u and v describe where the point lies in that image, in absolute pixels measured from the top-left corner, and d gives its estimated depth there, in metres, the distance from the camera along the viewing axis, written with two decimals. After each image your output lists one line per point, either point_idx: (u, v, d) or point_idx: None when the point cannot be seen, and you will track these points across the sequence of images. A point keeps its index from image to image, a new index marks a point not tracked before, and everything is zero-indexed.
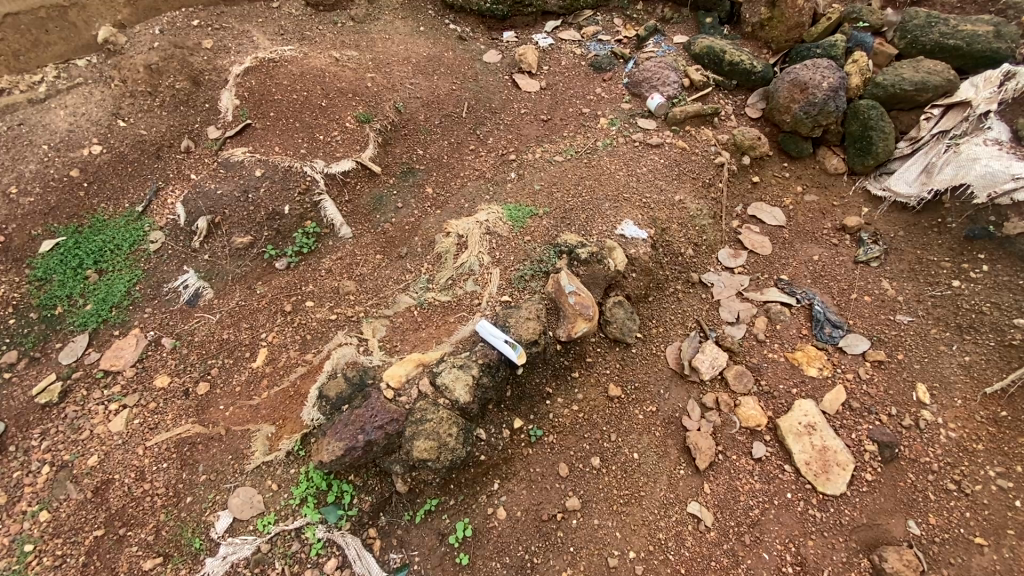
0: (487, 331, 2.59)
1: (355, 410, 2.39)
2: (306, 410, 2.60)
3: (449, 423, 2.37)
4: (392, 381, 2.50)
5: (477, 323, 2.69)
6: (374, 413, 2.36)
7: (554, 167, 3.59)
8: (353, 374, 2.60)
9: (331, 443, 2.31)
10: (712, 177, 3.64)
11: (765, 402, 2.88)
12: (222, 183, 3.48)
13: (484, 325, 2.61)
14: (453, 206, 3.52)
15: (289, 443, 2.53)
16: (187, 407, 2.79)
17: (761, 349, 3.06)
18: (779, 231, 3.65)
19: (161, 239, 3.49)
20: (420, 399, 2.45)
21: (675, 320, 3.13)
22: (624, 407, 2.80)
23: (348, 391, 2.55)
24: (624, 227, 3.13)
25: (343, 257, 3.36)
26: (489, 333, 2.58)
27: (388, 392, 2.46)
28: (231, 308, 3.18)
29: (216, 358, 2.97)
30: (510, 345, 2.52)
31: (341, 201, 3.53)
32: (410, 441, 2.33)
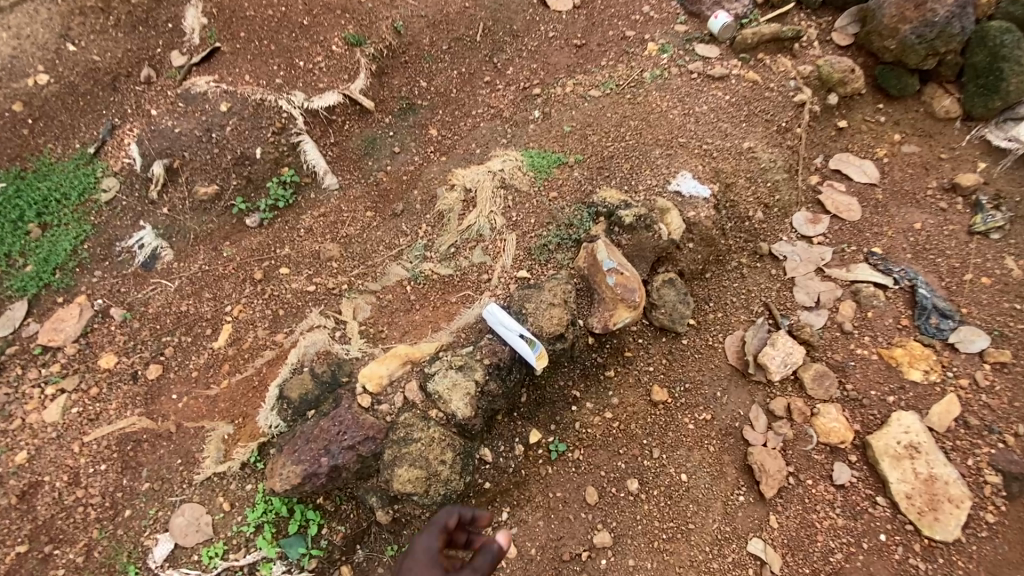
0: (496, 318, 1.99)
1: (320, 421, 1.86)
2: (262, 414, 2.03)
3: (442, 445, 1.84)
4: (369, 384, 1.93)
5: (485, 304, 2.09)
6: (344, 428, 1.83)
7: (589, 105, 2.87)
8: (323, 372, 2.04)
9: (287, 465, 1.80)
10: (789, 121, 2.87)
11: (851, 413, 2.26)
12: (179, 119, 2.81)
13: (493, 310, 2.00)
14: (461, 152, 2.88)
15: (245, 454, 1.99)
16: (135, 395, 2.32)
17: (847, 343, 2.40)
18: (870, 190, 2.90)
19: (115, 188, 2.93)
20: (404, 411, 1.89)
21: (738, 303, 2.47)
22: (670, 415, 2.19)
23: (316, 394, 2.01)
24: (679, 180, 2.36)
25: (327, 213, 2.75)
26: (498, 322, 1.98)
27: (364, 400, 1.91)
28: (194, 275, 2.65)
29: (171, 335, 2.47)
30: (524, 343, 1.92)
31: (325, 144, 2.89)
32: (390, 467, 1.80)
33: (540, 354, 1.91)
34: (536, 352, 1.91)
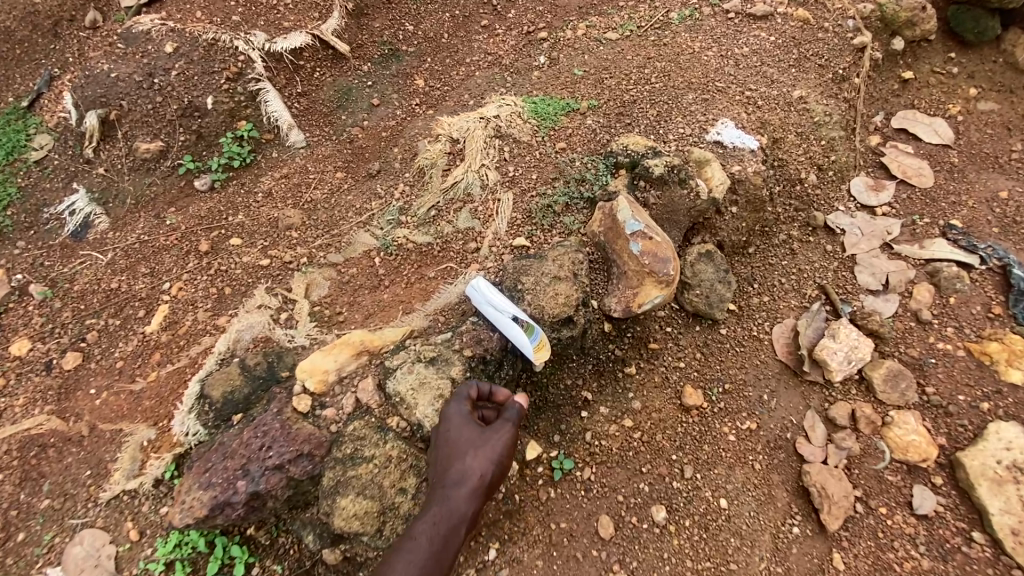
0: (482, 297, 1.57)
1: (241, 431, 1.47)
2: (178, 418, 1.63)
3: (401, 468, 1.44)
4: (311, 382, 1.53)
5: (469, 280, 1.68)
6: (269, 442, 1.43)
7: (605, 48, 2.39)
8: (257, 365, 1.66)
9: (191, 491, 1.39)
10: (847, 67, 2.36)
11: (933, 423, 1.79)
12: (117, 63, 2.37)
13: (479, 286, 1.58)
14: (451, 103, 2.41)
15: (159, 467, 1.60)
16: (46, 389, 1.89)
17: (924, 335, 1.93)
18: (942, 152, 2.41)
19: (48, 146, 2.49)
20: (353, 417, 1.51)
21: (787, 285, 2.01)
22: (705, 424, 1.74)
23: (245, 393, 1.62)
24: (720, 128, 1.89)
25: (291, 174, 2.31)
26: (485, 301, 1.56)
27: (301, 404, 1.51)
28: (130, 246, 2.21)
29: (97, 318, 2.04)
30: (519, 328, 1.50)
31: (291, 94, 2.43)
32: (330, 497, 1.41)
33: (539, 344, 1.49)
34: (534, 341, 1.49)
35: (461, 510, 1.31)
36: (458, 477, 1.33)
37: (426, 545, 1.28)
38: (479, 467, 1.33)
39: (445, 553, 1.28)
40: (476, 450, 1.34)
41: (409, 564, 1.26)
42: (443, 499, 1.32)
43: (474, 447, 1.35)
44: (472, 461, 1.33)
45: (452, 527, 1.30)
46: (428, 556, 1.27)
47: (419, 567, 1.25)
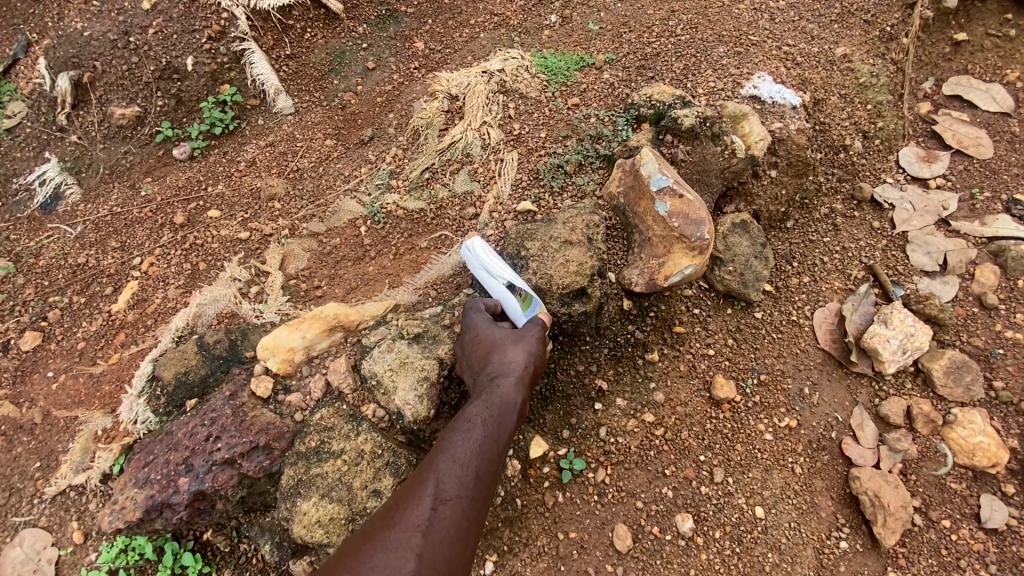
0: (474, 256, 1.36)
1: (187, 419, 1.27)
2: (126, 403, 1.46)
3: (376, 466, 1.24)
4: (274, 362, 1.33)
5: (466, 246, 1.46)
6: (217, 432, 1.23)
7: (624, 4, 2.16)
8: (214, 344, 1.46)
9: (126, 487, 1.21)
10: (896, 24, 2.10)
11: (1003, 423, 1.55)
12: (92, 20, 2.18)
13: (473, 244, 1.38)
14: (454, 66, 2.19)
15: (107, 460, 1.42)
16: (0, 372, 1.71)
17: (990, 322, 1.68)
18: (1003, 121, 2.14)
19: (21, 113, 2.29)
20: (324, 405, 1.32)
21: (829, 263, 1.77)
22: (736, 420, 1.51)
23: (198, 377, 1.43)
24: (757, 81, 1.65)
25: (277, 142, 2.11)
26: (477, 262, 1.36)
27: (260, 389, 1.31)
28: (100, 219, 2.03)
29: (61, 295, 1.86)
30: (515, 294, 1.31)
31: (279, 56, 2.23)
32: (290, 500, 1.21)
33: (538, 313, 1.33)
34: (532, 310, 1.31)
35: (512, 395, 1.16)
36: (505, 364, 1.20)
37: (482, 426, 1.10)
38: (522, 356, 1.22)
39: (503, 437, 1.12)
40: (513, 342, 1.24)
41: (465, 444, 1.07)
42: (492, 385, 1.17)
43: (511, 341, 1.25)
44: (514, 348, 1.22)
45: (506, 411, 1.14)
46: (486, 436, 1.09)
47: (478, 446, 1.07)
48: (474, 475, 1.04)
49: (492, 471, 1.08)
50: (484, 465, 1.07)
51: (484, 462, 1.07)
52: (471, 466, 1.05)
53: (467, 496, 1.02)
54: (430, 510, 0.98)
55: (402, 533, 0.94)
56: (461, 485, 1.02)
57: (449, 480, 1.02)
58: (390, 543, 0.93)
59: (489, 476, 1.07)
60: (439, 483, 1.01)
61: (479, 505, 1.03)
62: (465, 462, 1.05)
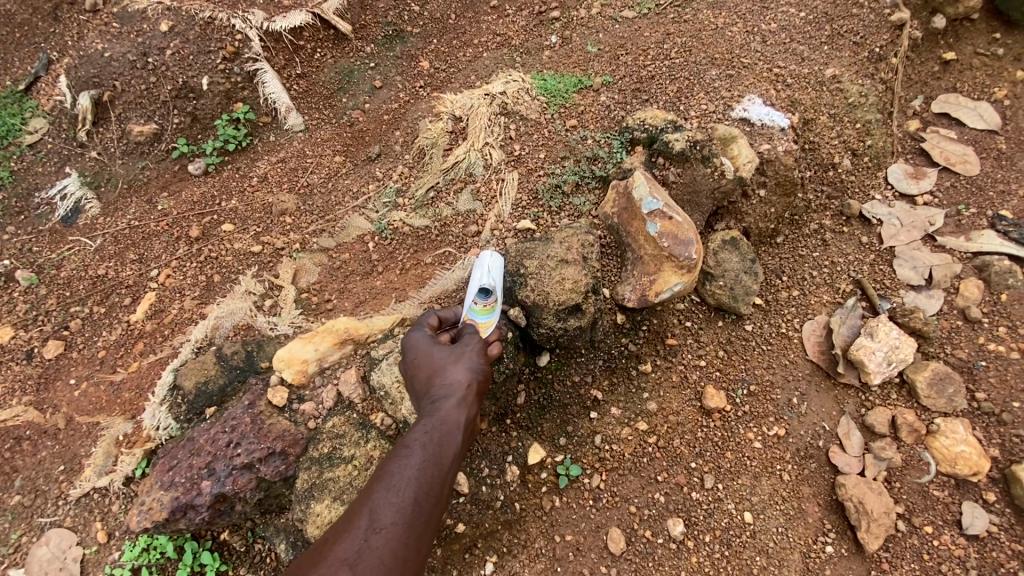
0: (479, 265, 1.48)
1: (208, 426, 1.35)
2: (147, 410, 1.53)
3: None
4: (289, 373, 1.43)
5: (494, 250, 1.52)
6: (237, 438, 1.31)
7: (621, 26, 2.24)
8: (233, 355, 1.55)
9: (152, 490, 1.28)
10: (885, 46, 2.17)
11: (985, 433, 1.61)
12: (111, 42, 2.28)
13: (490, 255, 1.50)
14: (457, 85, 2.28)
15: (130, 464, 1.50)
16: (25, 379, 1.80)
17: (973, 334, 1.74)
18: (989, 139, 2.21)
19: (42, 129, 2.40)
20: (334, 413, 1.39)
21: (818, 278, 1.84)
22: (727, 429, 1.58)
23: (220, 386, 1.52)
24: (747, 104, 1.72)
25: (287, 159, 2.20)
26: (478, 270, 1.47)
27: (276, 398, 1.40)
28: (119, 232, 2.12)
29: (82, 306, 1.95)
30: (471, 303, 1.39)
31: (290, 75, 2.32)
32: (304, 502, 1.30)
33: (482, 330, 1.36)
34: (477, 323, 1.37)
35: (454, 415, 1.16)
36: (446, 386, 1.21)
37: (420, 450, 1.10)
38: (465, 374, 1.23)
39: (444, 460, 1.11)
40: (456, 361, 1.25)
41: (402, 471, 1.07)
42: (432, 409, 1.18)
43: (454, 360, 1.26)
44: (455, 369, 1.24)
45: (446, 433, 1.14)
46: (424, 460, 1.09)
47: (415, 471, 1.07)
48: (411, 501, 1.03)
49: (435, 495, 1.07)
50: (423, 490, 1.06)
51: (424, 486, 1.06)
52: (408, 492, 1.04)
53: (403, 522, 1.01)
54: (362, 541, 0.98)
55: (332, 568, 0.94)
56: (397, 512, 1.02)
57: (383, 508, 1.01)
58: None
59: (430, 501, 1.06)
60: (373, 513, 1.01)
61: (416, 532, 1.02)
62: (401, 488, 1.05)
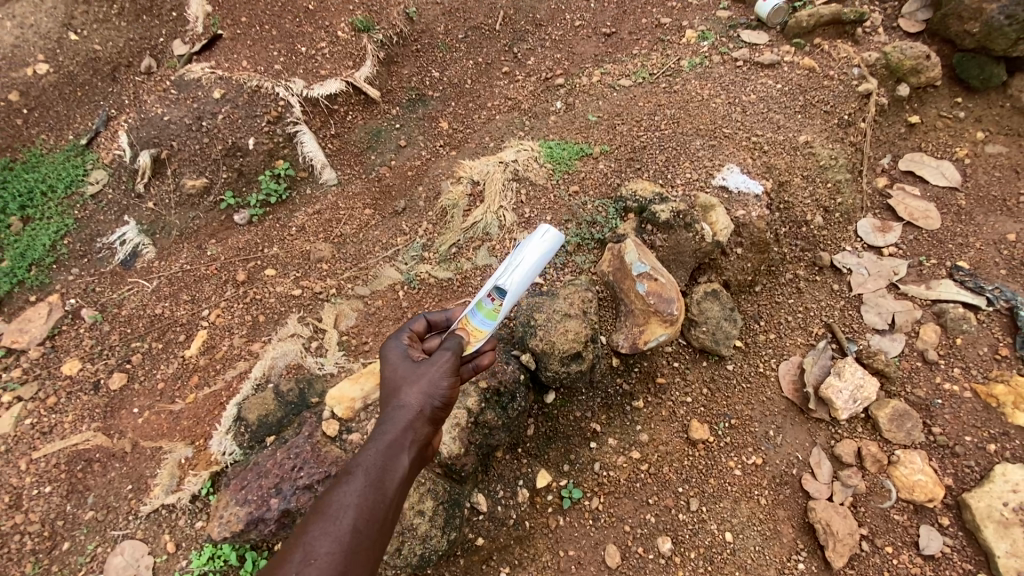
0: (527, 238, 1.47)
1: (275, 452, 1.60)
2: (215, 438, 1.82)
3: (420, 491, 1.50)
4: (338, 408, 1.65)
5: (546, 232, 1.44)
6: (300, 463, 1.57)
7: (619, 94, 2.54)
8: (288, 391, 1.86)
9: (229, 506, 1.54)
10: (853, 113, 2.46)
11: (940, 464, 1.82)
12: (170, 107, 2.61)
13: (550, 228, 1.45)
14: (473, 145, 2.58)
15: (195, 484, 1.74)
16: (93, 407, 2.05)
17: (931, 375, 1.97)
18: (950, 195, 2.47)
19: (103, 181, 2.71)
20: None
21: (794, 323, 2.07)
22: (711, 458, 1.80)
23: (278, 418, 1.83)
24: (726, 173, 2.04)
25: (322, 210, 2.48)
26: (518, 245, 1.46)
27: (330, 429, 1.62)
28: (173, 275, 2.39)
29: (141, 341, 2.21)
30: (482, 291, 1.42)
31: (325, 135, 2.63)
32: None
33: (472, 328, 1.41)
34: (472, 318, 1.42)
35: (404, 437, 1.21)
36: (399, 407, 1.25)
37: (362, 477, 1.14)
38: (419, 394, 1.26)
39: (387, 487, 1.14)
40: (413, 381, 1.29)
41: (343, 499, 1.10)
42: (381, 432, 1.22)
43: (412, 379, 1.30)
44: (410, 390, 1.27)
45: (393, 458, 1.18)
46: (367, 487, 1.12)
47: (355, 498, 1.10)
48: (349, 529, 1.06)
49: (375, 522, 1.10)
50: (363, 518, 1.09)
51: (364, 514, 1.09)
52: (346, 521, 1.07)
53: (340, 551, 1.04)
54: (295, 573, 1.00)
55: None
56: (334, 542, 1.04)
57: (319, 540, 1.04)
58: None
59: (370, 529, 1.08)
60: (309, 545, 1.03)
61: (354, 561, 1.04)
62: (339, 517, 1.07)
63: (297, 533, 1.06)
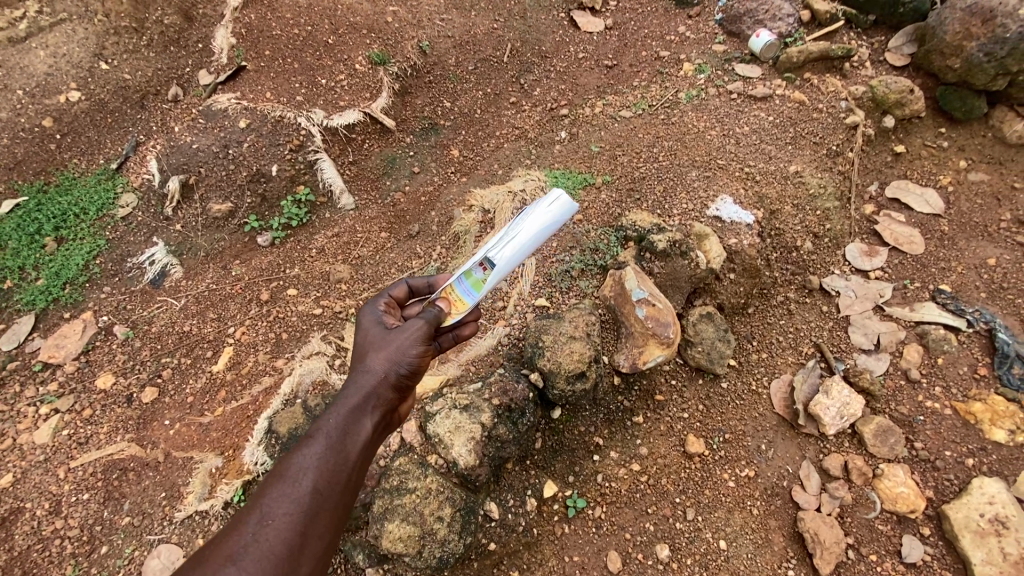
0: (531, 209, 1.56)
1: None
2: (249, 448, 1.96)
3: (439, 498, 1.63)
4: None
5: (551, 201, 1.53)
6: None
7: (620, 125, 2.70)
8: (314, 404, 1.99)
9: None
10: (841, 144, 2.61)
11: (922, 477, 1.94)
12: (199, 135, 2.79)
13: (561, 198, 1.52)
14: (483, 172, 2.74)
15: (228, 492, 1.88)
16: (127, 419, 2.18)
17: (914, 393, 2.09)
18: (933, 221, 2.60)
19: (132, 204, 2.85)
20: (399, 454, 1.73)
21: (785, 343, 2.21)
22: (707, 470, 1.92)
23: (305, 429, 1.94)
24: (719, 204, 2.22)
25: (341, 234, 2.64)
26: (520, 217, 1.57)
27: None
28: (200, 294, 2.53)
29: (171, 357, 2.34)
30: (473, 262, 1.56)
31: (343, 162, 2.79)
32: (379, 522, 1.59)
33: (455, 298, 1.55)
34: (457, 288, 1.56)
35: (367, 403, 1.32)
36: (364, 376, 1.35)
37: (323, 442, 1.24)
38: (384, 362, 1.37)
39: (347, 451, 1.25)
40: (379, 350, 1.39)
41: (303, 463, 1.21)
42: (345, 399, 1.33)
43: (379, 348, 1.40)
44: (377, 358, 1.37)
45: (354, 424, 1.29)
46: (326, 452, 1.23)
47: (315, 462, 1.21)
48: (309, 491, 1.18)
49: (335, 483, 1.21)
50: (322, 479, 1.20)
51: (324, 476, 1.21)
52: (306, 483, 1.18)
53: (299, 510, 1.15)
54: (254, 532, 1.11)
55: (220, 558, 1.08)
56: (293, 503, 1.15)
57: (280, 499, 1.15)
58: (209, 566, 1.07)
59: (329, 489, 1.20)
60: (270, 504, 1.15)
61: (312, 517, 1.16)
62: (299, 478, 1.19)
63: (258, 496, 1.17)
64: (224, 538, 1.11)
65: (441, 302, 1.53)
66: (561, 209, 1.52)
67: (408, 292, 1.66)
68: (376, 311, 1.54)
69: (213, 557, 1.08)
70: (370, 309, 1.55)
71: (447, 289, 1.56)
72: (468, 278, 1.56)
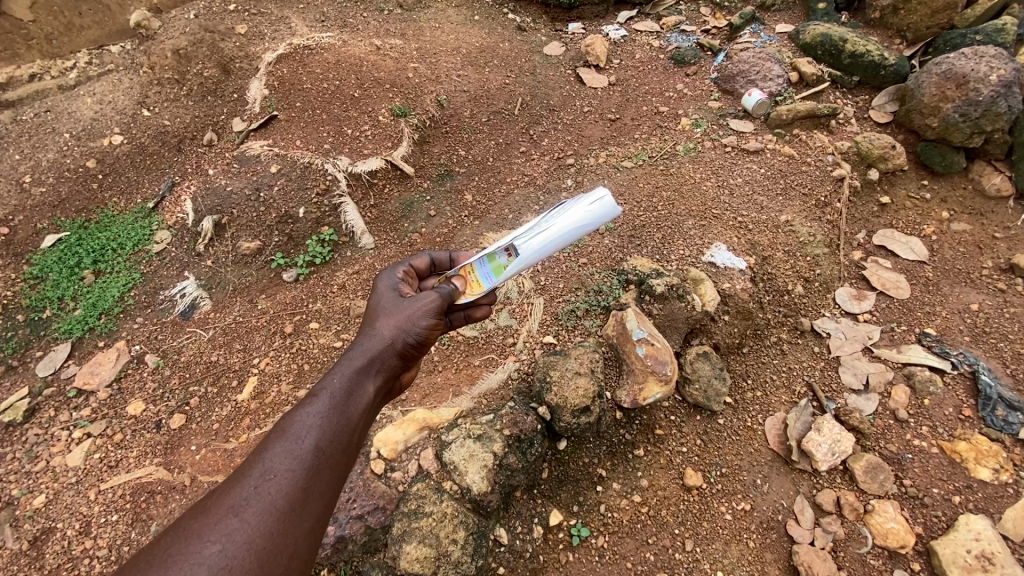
0: (571, 204, 1.53)
1: None
2: None
3: (454, 522, 1.74)
4: (383, 448, 1.91)
5: (597, 198, 1.50)
6: (354, 496, 1.81)
7: (622, 174, 2.92)
8: None
9: None
10: (828, 195, 2.81)
11: (911, 513, 2.02)
12: (233, 179, 3.03)
13: (605, 198, 1.48)
14: (494, 216, 2.94)
15: None
16: (156, 444, 2.31)
17: (902, 432, 2.20)
18: (919, 268, 2.74)
19: (166, 240, 3.03)
20: (417, 480, 1.85)
21: (778, 381, 2.33)
22: (704, 503, 2.02)
23: None
24: (714, 252, 2.42)
25: (361, 271, 2.83)
26: (558, 210, 1.55)
27: (377, 466, 1.88)
28: (228, 326, 2.69)
29: (199, 385, 2.49)
30: (498, 246, 1.55)
31: (365, 206, 3.01)
32: (397, 543, 1.71)
33: (473, 279, 1.57)
34: (478, 269, 1.57)
35: (373, 367, 1.41)
36: (373, 340, 1.44)
37: (328, 403, 1.29)
38: (394, 327, 1.46)
39: (350, 412, 1.31)
40: (389, 315, 1.48)
41: (306, 422, 1.25)
42: (350, 363, 1.40)
43: (391, 313, 1.49)
44: (385, 325, 1.46)
45: (358, 389, 1.36)
46: (330, 412, 1.28)
47: (319, 420, 1.26)
48: (311, 448, 1.21)
49: (338, 443, 1.25)
50: (325, 438, 1.24)
51: (326, 436, 1.25)
52: (309, 441, 1.22)
53: (301, 467, 1.18)
54: (255, 487, 1.13)
55: (222, 510, 1.09)
56: (295, 459, 1.18)
57: (284, 455, 1.18)
58: (210, 518, 1.08)
59: (331, 448, 1.24)
60: (272, 459, 1.17)
61: (314, 475, 1.19)
62: (303, 436, 1.23)
63: (260, 453, 1.19)
64: (224, 492, 1.12)
65: (459, 282, 1.58)
66: (598, 212, 1.49)
67: (429, 265, 1.75)
68: (394, 277, 1.63)
69: (213, 510, 1.09)
70: (389, 274, 1.64)
71: (467, 269, 1.59)
72: (490, 261, 1.55)
